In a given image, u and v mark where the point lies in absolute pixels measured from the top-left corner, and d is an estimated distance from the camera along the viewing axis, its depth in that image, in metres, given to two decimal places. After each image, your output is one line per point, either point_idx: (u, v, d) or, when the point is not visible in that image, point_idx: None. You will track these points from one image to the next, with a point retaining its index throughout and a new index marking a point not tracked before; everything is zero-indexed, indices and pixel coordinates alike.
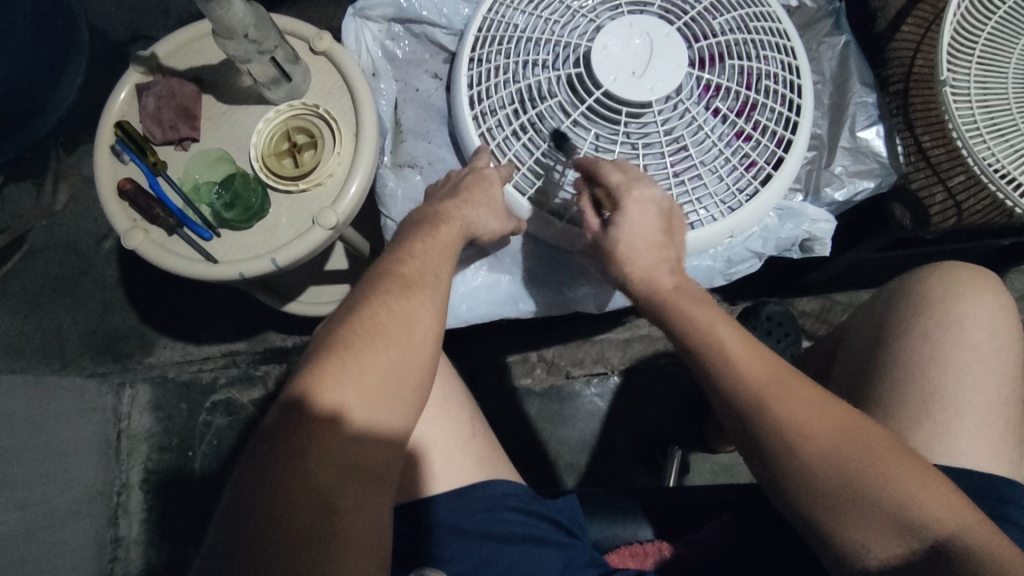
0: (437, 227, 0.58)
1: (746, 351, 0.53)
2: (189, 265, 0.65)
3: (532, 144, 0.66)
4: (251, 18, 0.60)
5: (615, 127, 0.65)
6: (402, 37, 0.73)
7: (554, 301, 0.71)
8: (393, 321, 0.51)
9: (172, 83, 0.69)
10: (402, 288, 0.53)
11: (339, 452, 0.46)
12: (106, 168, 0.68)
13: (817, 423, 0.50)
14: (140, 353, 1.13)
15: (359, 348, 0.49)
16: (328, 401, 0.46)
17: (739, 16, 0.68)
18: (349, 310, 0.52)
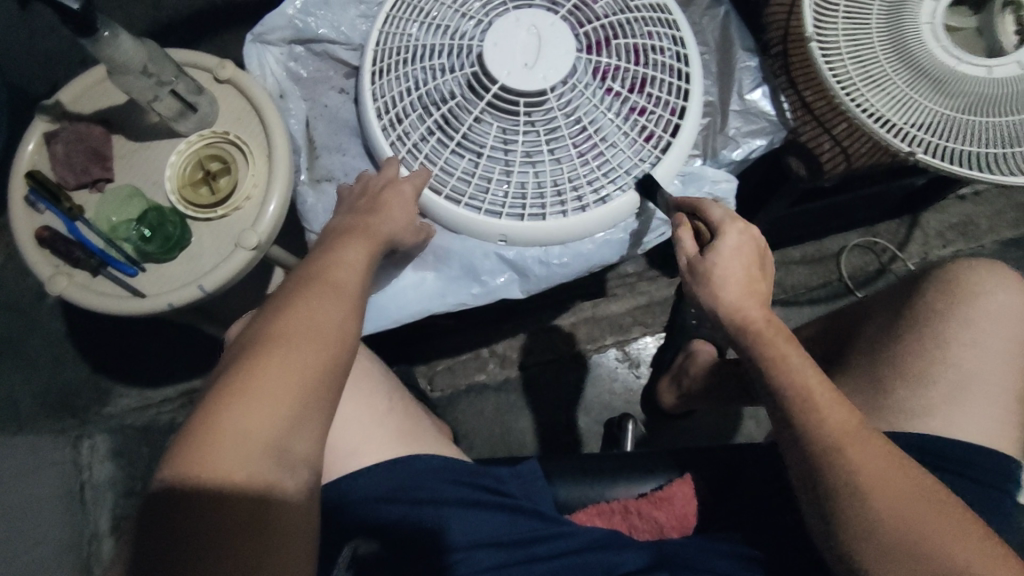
0: (361, 239, 0.59)
1: (829, 399, 0.53)
2: (116, 303, 0.66)
3: (441, 144, 0.68)
4: (144, 53, 0.62)
5: (515, 118, 0.66)
6: (303, 56, 0.75)
7: (478, 295, 0.73)
8: (326, 323, 0.51)
9: (80, 127, 0.70)
10: (329, 287, 0.53)
11: (278, 447, 0.45)
12: (22, 219, 0.68)
13: (867, 464, 0.52)
14: (97, 404, 1.12)
15: (285, 342, 0.48)
16: (254, 395, 0.45)
17: None
18: (272, 311, 0.51)
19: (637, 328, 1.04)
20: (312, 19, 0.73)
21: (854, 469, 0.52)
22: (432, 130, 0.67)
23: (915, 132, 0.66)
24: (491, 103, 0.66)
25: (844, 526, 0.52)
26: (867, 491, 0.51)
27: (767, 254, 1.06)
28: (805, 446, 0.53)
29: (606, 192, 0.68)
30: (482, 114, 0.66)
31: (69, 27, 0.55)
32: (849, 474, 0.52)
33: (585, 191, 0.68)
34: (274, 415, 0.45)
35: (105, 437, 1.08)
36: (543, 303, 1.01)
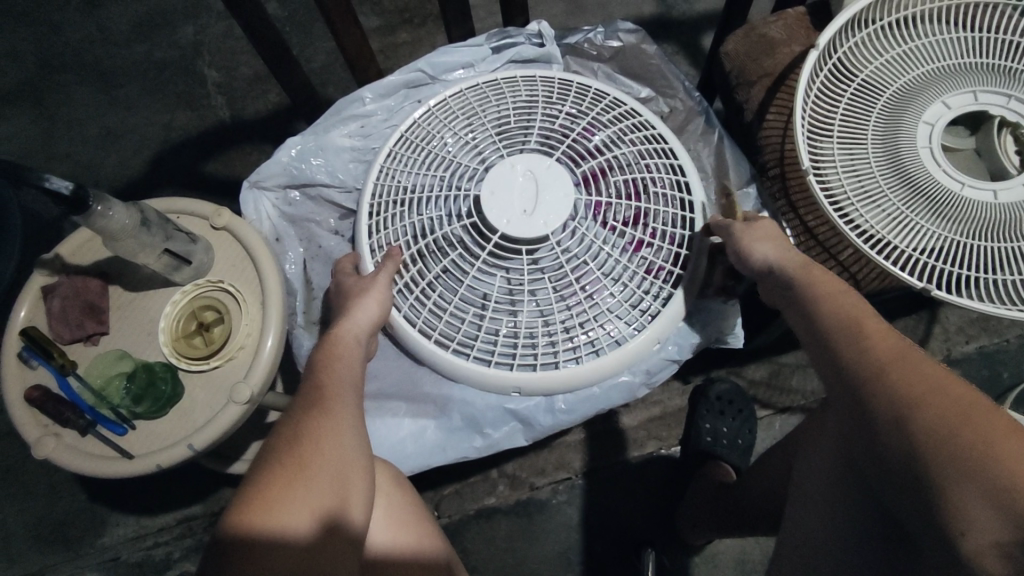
0: (332, 353, 0.60)
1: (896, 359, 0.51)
2: (104, 465, 0.64)
3: (447, 297, 0.66)
4: (133, 218, 0.62)
5: (515, 263, 0.65)
6: (300, 200, 0.75)
7: (479, 446, 0.71)
8: (323, 435, 0.52)
9: (77, 282, 0.70)
10: (325, 406, 0.54)
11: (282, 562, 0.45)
12: (14, 377, 0.67)
13: (937, 412, 0.46)
14: (91, 535, 1.08)
15: (302, 466, 0.50)
16: (269, 513, 0.46)
17: (614, 129, 0.71)
18: (279, 435, 0.53)
19: (651, 442, 0.99)
20: (307, 166, 0.75)
21: (930, 429, 0.46)
22: (435, 279, 0.66)
23: (923, 259, 0.63)
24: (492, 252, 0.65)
25: (942, 483, 0.45)
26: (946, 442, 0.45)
27: (782, 357, 1.01)
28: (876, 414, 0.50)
29: (612, 337, 0.66)
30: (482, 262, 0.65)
31: (72, 210, 0.56)
32: (926, 426, 0.46)
33: (597, 335, 0.65)
34: (294, 537, 0.46)
35: None
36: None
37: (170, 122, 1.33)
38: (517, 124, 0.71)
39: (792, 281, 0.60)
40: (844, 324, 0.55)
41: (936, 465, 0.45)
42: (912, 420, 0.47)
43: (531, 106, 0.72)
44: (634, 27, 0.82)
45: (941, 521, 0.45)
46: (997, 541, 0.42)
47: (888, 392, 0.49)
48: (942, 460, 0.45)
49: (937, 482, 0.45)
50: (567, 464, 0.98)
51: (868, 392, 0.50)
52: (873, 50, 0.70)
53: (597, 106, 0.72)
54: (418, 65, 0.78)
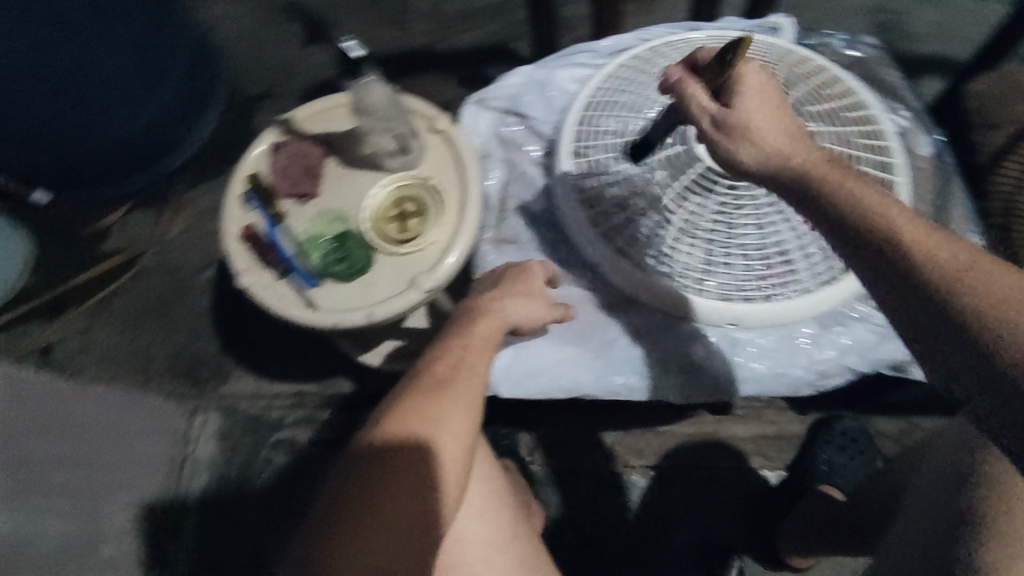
0: (477, 320, 0.62)
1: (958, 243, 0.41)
2: (291, 309, 0.70)
3: (656, 234, 0.68)
4: (389, 102, 0.72)
5: (710, 197, 0.67)
6: (514, 125, 0.78)
7: (637, 390, 0.68)
8: (471, 358, 0.60)
9: (304, 145, 0.77)
10: (445, 382, 0.57)
11: (425, 465, 0.53)
12: (234, 213, 0.75)
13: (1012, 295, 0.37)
14: (216, 380, 1.21)
15: (451, 383, 0.57)
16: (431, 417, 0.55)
17: (813, 90, 0.70)
18: (384, 426, 0.55)
19: (756, 459, 0.98)
20: (528, 98, 0.78)
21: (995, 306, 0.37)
22: (650, 213, 0.68)
23: None
24: (698, 180, 0.67)
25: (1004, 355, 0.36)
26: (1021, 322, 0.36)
27: (918, 418, 0.97)
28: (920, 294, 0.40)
29: (793, 285, 0.66)
30: (679, 191, 0.67)
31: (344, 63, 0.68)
32: (985, 303, 0.37)
33: (791, 276, 0.66)
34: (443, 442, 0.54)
35: (217, 413, 1.14)
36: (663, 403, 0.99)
37: (373, 36, 1.43)
38: None
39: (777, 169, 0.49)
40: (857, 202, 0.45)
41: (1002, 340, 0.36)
42: (977, 290, 0.38)
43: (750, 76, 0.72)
44: (876, 44, 0.78)
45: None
46: None
47: (973, 282, 0.38)
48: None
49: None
50: (665, 452, 0.99)
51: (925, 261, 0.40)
52: None
53: (795, 63, 0.72)
54: (654, 29, 0.80)
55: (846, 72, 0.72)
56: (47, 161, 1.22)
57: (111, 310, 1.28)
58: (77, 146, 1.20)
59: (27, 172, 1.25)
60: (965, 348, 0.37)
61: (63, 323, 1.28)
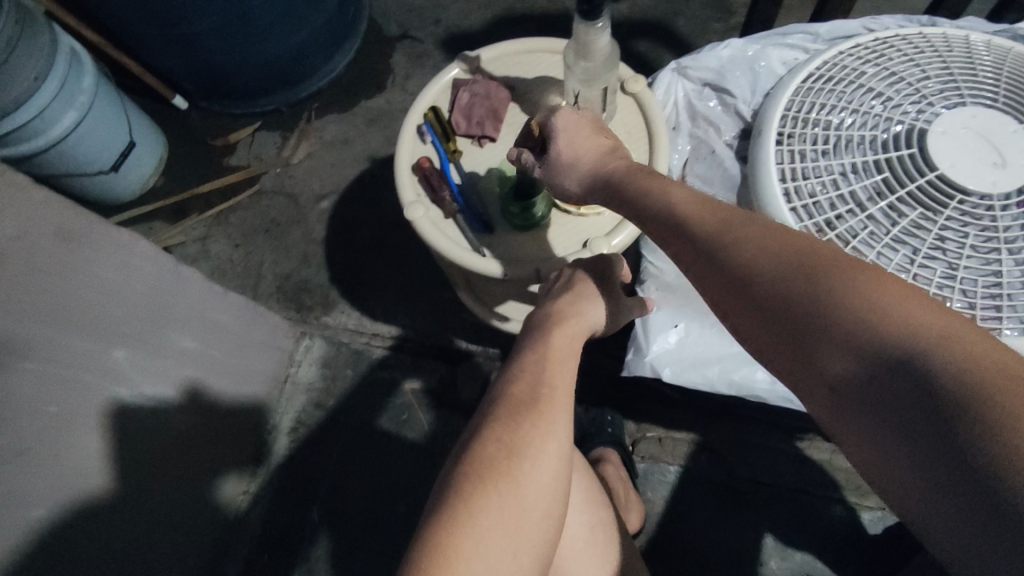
0: (555, 326, 0.59)
1: (746, 224, 0.45)
2: (457, 249, 0.68)
3: (870, 240, 0.61)
4: (607, 52, 0.65)
5: (941, 212, 0.60)
6: (712, 99, 0.74)
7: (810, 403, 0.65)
8: (558, 366, 0.56)
9: (491, 85, 0.74)
10: (535, 391, 0.54)
11: (519, 479, 0.49)
12: (409, 142, 0.73)
13: (781, 267, 0.42)
14: (320, 310, 1.21)
15: (540, 393, 0.54)
16: (517, 425, 0.52)
17: None
18: (467, 452, 0.51)
19: (873, 498, 0.93)
20: (734, 71, 0.73)
21: (784, 288, 0.41)
22: (864, 217, 0.62)
23: None
24: (927, 190, 0.60)
25: (811, 337, 0.39)
26: (794, 298, 0.40)
27: None
28: (730, 290, 0.44)
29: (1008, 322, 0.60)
30: (904, 199, 0.61)
31: (580, 7, 0.60)
32: (768, 286, 0.42)
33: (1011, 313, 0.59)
34: (534, 453, 0.51)
35: (321, 342, 1.15)
36: (775, 413, 0.95)
37: None
38: (982, 81, 0.65)
39: (620, 184, 0.55)
40: (662, 199, 0.50)
41: (808, 323, 0.39)
42: (757, 270, 0.43)
43: (999, 82, 0.64)
44: None
45: (810, 377, 0.39)
46: (860, 381, 0.36)
47: (745, 260, 0.43)
48: (807, 324, 0.39)
49: (800, 347, 0.40)
50: (775, 471, 0.95)
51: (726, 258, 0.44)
52: None
53: None
54: (881, 21, 0.74)
55: None
56: (195, 69, 1.24)
57: (228, 224, 1.31)
58: (225, 60, 1.22)
59: (174, 76, 1.28)
60: (785, 334, 0.41)
61: (183, 228, 1.31)
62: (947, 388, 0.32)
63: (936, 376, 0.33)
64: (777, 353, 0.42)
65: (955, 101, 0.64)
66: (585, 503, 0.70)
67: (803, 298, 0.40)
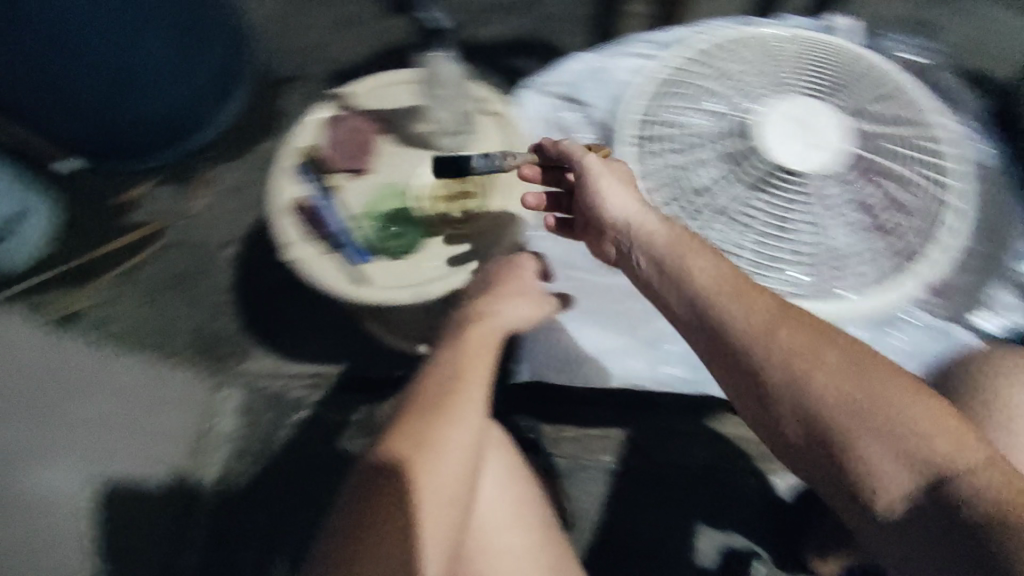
0: (471, 325, 0.63)
1: (787, 323, 0.51)
2: (343, 284, 0.69)
3: (715, 225, 0.69)
4: (452, 85, 0.73)
5: (773, 193, 0.67)
6: (570, 111, 0.78)
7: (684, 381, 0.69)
8: (477, 354, 0.61)
9: (359, 120, 0.76)
10: (456, 374, 0.59)
11: (437, 445, 0.55)
12: (285, 185, 0.74)
13: (826, 372, 0.48)
14: (237, 357, 1.19)
15: (462, 376, 0.59)
16: (438, 404, 0.58)
17: (872, 90, 0.72)
18: (391, 425, 0.57)
19: (780, 463, 0.98)
20: (585, 84, 0.78)
21: (825, 391, 0.47)
22: (707, 204, 0.69)
23: None
24: (755, 174, 0.68)
25: (854, 448, 0.46)
26: (836, 408, 0.47)
27: None
28: (770, 385, 0.49)
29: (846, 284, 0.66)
30: (739, 185, 0.68)
31: None
32: (811, 388, 0.48)
33: (843, 275, 0.66)
34: (452, 425, 0.56)
35: (239, 391, 1.13)
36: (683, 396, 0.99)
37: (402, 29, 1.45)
38: (795, 74, 0.73)
39: (676, 236, 0.59)
40: (713, 280, 0.54)
41: (847, 431, 0.46)
42: (798, 368, 0.48)
43: (807, 74, 0.73)
44: (931, 50, 0.81)
45: (849, 487, 0.46)
46: (904, 492, 0.44)
47: (787, 360, 0.49)
48: (864, 424, 0.46)
49: (850, 448, 0.46)
50: (689, 451, 0.99)
51: (772, 353, 0.50)
52: None
53: (852, 64, 0.74)
54: (711, 24, 0.81)
55: (905, 75, 0.74)
56: (79, 133, 1.22)
57: (138, 282, 1.26)
58: (114, 120, 1.20)
59: (58, 142, 1.26)
60: (817, 435, 0.47)
61: (87, 292, 1.25)
62: (977, 518, 0.40)
63: (974, 507, 0.41)
64: (812, 450, 0.48)
65: (775, 92, 0.72)
66: (520, 477, 0.74)
67: (849, 408, 0.46)
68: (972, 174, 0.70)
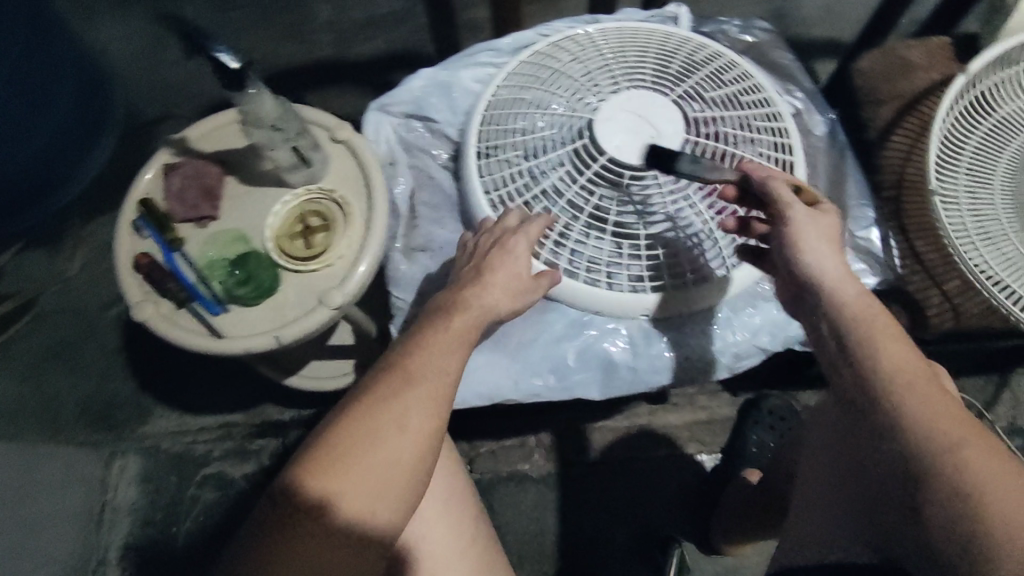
0: (454, 314, 0.57)
1: (934, 392, 0.48)
2: (194, 339, 0.67)
3: (569, 229, 0.67)
4: (278, 111, 0.66)
5: (617, 189, 0.66)
6: (418, 129, 0.77)
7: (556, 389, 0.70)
8: (455, 337, 0.56)
9: (199, 164, 0.72)
10: (430, 351, 0.54)
11: (401, 418, 0.50)
12: (126, 242, 0.70)
13: (983, 446, 0.44)
14: (135, 422, 1.10)
15: (442, 360, 0.54)
16: (410, 380, 0.52)
17: (710, 75, 0.72)
18: (360, 394, 0.52)
19: (693, 445, 0.99)
20: (431, 100, 0.77)
21: (978, 463, 0.43)
22: (558, 208, 0.67)
23: None
24: (600, 172, 0.67)
25: (986, 516, 0.42)
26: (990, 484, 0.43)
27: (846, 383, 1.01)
28: (920, 448, 0.45)
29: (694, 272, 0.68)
30: (585, 186, 0.67)
31: (220, 80, 0.59)
32: (959, 454, 0.44)
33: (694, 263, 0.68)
34: (423, 406, 0.51)
35: (135, 458, 1.07)
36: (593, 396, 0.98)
37: None
38: (636, 66, 0.72)
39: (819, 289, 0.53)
40: (882, 343, 0.50)
41: (974, 499, 0.42)
42: (937, 438, 0.45)
43: (646, 63, 0.72)
44: (769, 28, 0.82)
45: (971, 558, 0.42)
46: None
47: (931, 430, 0.46)
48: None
49: (982, 516, 0.42)
50: (606, 448, 0.99)
51: (904, 413, 0.47)
52: (1017, 89, 0.70)
53: (690, 49, 0.74)
54: (552, 24, 0.80)
55: (741, 56, 0.75)
56: None
57: (12, 355, 1.15)
58: None
59: None
60: (947, 497, 0.44)
61: None
62: None
63: None
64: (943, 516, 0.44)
65: (617, 86, 0.71)
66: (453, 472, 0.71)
67: (967, 476, 0.43)
68: (804, 149, 0.73)
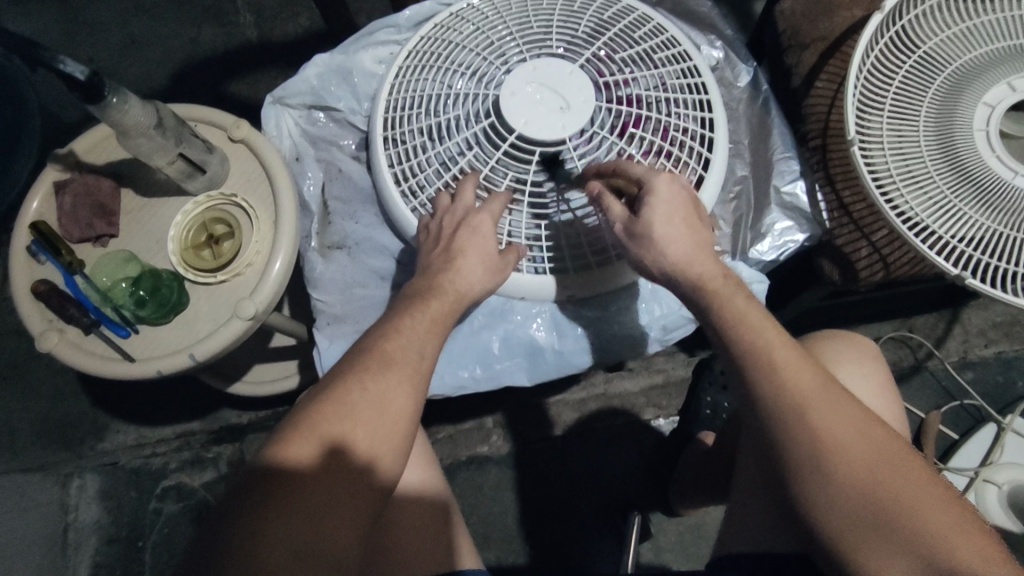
0: (427, 299, 0.56)
1: (828, 401, 0.49)
2: (105, 365, 0.64)
3: None
4: (151, 118, 0.60)
5: (530, 168, 0.64)
6: (322, 121, 0.74)
7: (484, 378, 0.69)
8: (431, 320, 0.55)
9: (89, 180, 0.68)
10: (407, 334, 0.54)
11: (382, 397, 0.50)
12: (21, 270, 0.66)
13: (857, 447, 0.47)
14: (92, 438, 1.08)
15: (418, 343, 0.54)
16: (388, 362, 0.52)
17: (621, 32, 0.68)
18: (337, 373, 0.52)
19: (650, 410, 0.99)
20: (334, 89, 0.73)
21: (854, 467, 0.47)
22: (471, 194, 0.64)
23: (961, 246, 0.61)
24: (511, 152, 0.64)
25: (849, 513, 0.46)
26: (851, 488, 0.46)
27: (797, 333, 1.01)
28: (789, 448, 0.49)
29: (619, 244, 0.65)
30: (495, 168, 0.64)
31: (74, 96, 0.54)
32: (834, 455, 0.47)
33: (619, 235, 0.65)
34: (402, 389, 0.51)
35: (94, 476, 1.05)
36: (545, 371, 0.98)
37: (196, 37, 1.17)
38: (541, 33, 0.68)
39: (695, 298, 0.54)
40: (764, 351, 0.51)
41: (839, 496, 0.47)
42: (819, 445, 0.47)
43: (551, 26, 0.68)
44: None
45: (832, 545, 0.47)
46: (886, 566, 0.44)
47: (813, 434, 0.48)
48: (884, 511, 0.45)
49: (841, 512, 0.46)
50: (563, 423, 0.98)
51: (781, 409, 0.49)
52: (939, 20, 0.66)
53: (598, 7, 0.70)
54: None
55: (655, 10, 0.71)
56: None
57: None
58: None
59: None
60: (813, 492, 0.48)
61: None
62: None
63: None
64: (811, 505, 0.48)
65: (521, 58, 0.67)
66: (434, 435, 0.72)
67: (842, 475, 0.47)
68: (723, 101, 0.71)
